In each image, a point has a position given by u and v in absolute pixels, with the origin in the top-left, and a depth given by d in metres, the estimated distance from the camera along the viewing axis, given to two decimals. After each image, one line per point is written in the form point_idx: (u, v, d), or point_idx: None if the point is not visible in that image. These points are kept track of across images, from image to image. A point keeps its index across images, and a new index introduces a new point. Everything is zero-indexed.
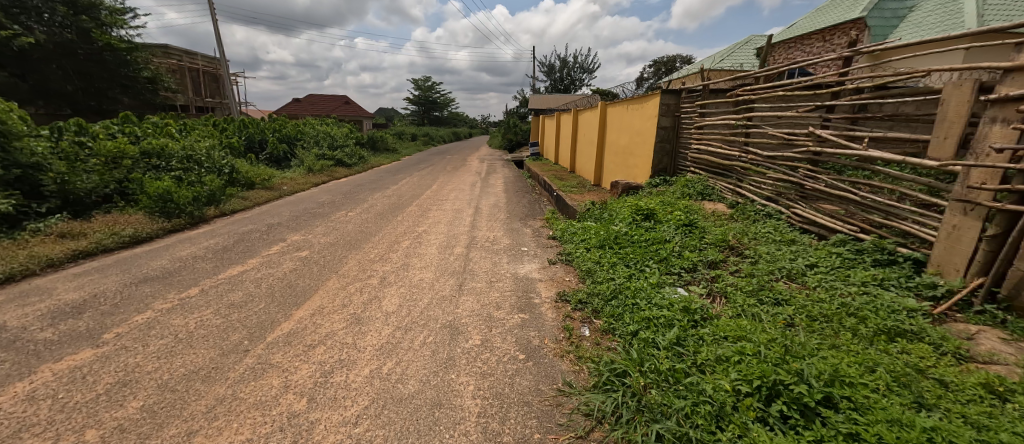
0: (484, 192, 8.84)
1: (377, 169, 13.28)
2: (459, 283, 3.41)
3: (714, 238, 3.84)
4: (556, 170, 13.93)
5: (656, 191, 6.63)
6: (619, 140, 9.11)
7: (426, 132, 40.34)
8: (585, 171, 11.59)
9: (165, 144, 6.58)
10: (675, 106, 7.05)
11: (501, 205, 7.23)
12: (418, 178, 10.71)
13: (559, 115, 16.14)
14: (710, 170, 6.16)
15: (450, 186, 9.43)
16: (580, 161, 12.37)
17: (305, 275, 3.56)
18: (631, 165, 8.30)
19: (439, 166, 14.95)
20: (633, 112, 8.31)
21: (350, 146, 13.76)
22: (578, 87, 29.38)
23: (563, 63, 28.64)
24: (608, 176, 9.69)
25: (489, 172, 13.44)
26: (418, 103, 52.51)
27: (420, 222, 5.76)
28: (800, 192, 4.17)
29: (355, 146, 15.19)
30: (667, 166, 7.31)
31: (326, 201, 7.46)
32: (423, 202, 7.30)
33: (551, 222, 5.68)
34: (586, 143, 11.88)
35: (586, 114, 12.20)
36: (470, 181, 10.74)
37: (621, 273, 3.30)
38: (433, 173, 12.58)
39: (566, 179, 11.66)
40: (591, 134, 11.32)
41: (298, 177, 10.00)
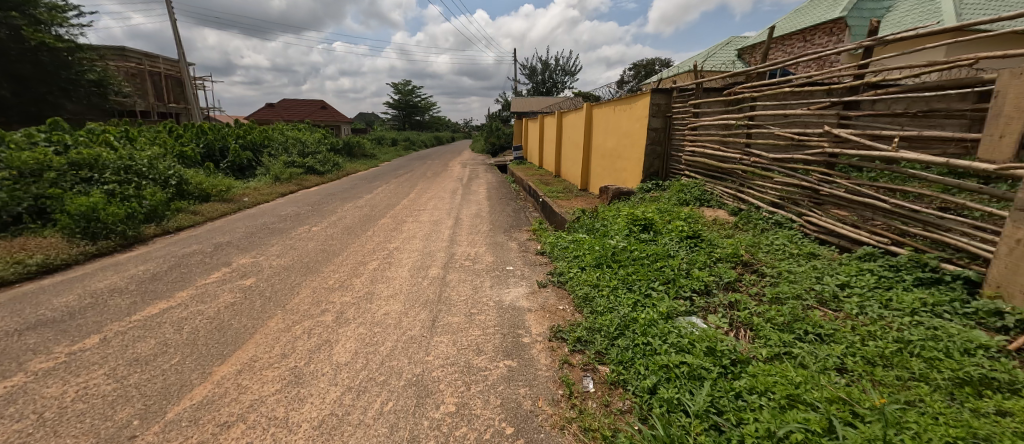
0: (465, 200, 8.28)
1: (353, 176, 12.55)
2: (431, 316, 2.84)
3: (725, 253, 3.35)
4: (540, 174, 13.43)
5: (649, 196, 6.17)
6: (607, 143, 8.66)
7: (406, 137, 39.52)
8: (571, 175, 11.12)
9: (96, 154, 5.86)
10: (666, 106, 6.61)
11: (483, 214, 6.70)
12: (394, 186, 10.05)
13: (543, 118, 15.66)
14: (707, 174, 5.72)
15: (428, 194, 8.83)
16: (566, 165, 11.90)
17: (243, 310, 2.96)
18: (620, 169, 7.84)
19: (419, 172, 14.31)
20: (621, 114, 7.86)
21: (323, 153, 12.99)
22: (560, 90, 29.08)
23: (544, 66, 28.30)
24: (596, 181, 9.22)
25: (471, 177, 12.86)
26: (398, 107, 51.57)
27: (392, 236, 5.17)
28: (813, 197, 3.70)
29: (329, 152, 14.42)
30: (659, 170, 6.86)
31: (290, 213, 6.77)
32: (397, 212, 6.68)
33: (538, 234, 5.15)
34: (571, 147, 11.43)
35: (571, 117, 11.74)
36: (450, 188, 10.16)
37: (624, 300, 2.77)
38: (411, 180, 11.93)
39: (551, 184, 11.17)
40: (577, 138, 10.87)
41: (263, 186, 9.24)
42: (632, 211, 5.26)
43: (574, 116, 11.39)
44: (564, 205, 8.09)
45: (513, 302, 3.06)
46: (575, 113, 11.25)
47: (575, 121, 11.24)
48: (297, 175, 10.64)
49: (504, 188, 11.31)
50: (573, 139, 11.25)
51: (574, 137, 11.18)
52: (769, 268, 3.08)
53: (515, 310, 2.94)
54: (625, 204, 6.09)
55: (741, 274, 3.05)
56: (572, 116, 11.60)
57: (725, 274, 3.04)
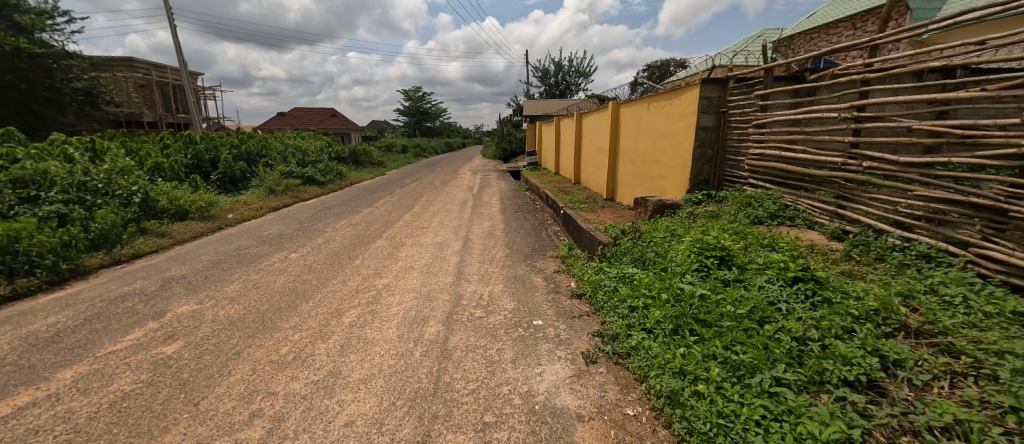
0: (477, 214, 7.21)
1: (355, 186, 11.61)
2: (421, 429, 1.76)
3: (872, 311, 2.24)
4: (558, 182, 12.32)
5: (703, 211, 5.04)
6: (637, 146, 7.55)
7: (417, 144, 38.92)
8: (594, 182, 10.00)
9: (43, 169, 4.97)
10: (720, 100, 5.47)
11: (499, 233, 5.62)
12: (398, 198, 9.08)
13: (559, 121, 14.55)
14: (781, 182, 4.56)
15: (436, 208, 7.81)
16: (587, 172, 10.77)
17: (138, 410, 1.94)
18: (657, 177, 6.70)
19: (427, 181, 13.33)
20: (656, 112, 6.74)
21: (324, 161, 12.10)
22: (574, 92, 28.00)
23: (558, 67, 27.24)
24: (625, 190, 8.09)
25: (482, 186, 11.82)
26: (409, 113, 51.13)
27: (385, 266, 4.13)
28: (990, 221, 2.57)
29: (332, 160, 13.54)
30: (710, 177, 5.72)
31: (274, 233, 5.81)
32: (397, 232, 5.66)
33: (569, 263, 4.05)
34: (592, 152, 10.32)
35: (591, 118, 10.63)
36: (461, 200, 9.11)
37: (749, 407, 1.67)
38: (418, 190, 10.94)
39: (571, 193, 10.05)
40: (599, 141, 9.73)
41: (255, 199, 8.35)
42: (691, 233, 4.14)
43: (595, 117, 10.27)
44: (591, 219, 6.98)
45: (549, 395, 1.97)
46: (596, 113, 10.13)
47: (596, 123, 10.13)
48: (295, 186, 9.74)
49: (520, 198, 10.22)
50: (595, 142, 10.13)
51: (596, 141, 10.06)
52: (961, 341, 1.96)
53: (554, 412, 1.85)
54: (674, 220, 4.97)
55: (920, 352, 1.94)
56: (592, 118, 10.48)
57: (894, 351, 1.93)
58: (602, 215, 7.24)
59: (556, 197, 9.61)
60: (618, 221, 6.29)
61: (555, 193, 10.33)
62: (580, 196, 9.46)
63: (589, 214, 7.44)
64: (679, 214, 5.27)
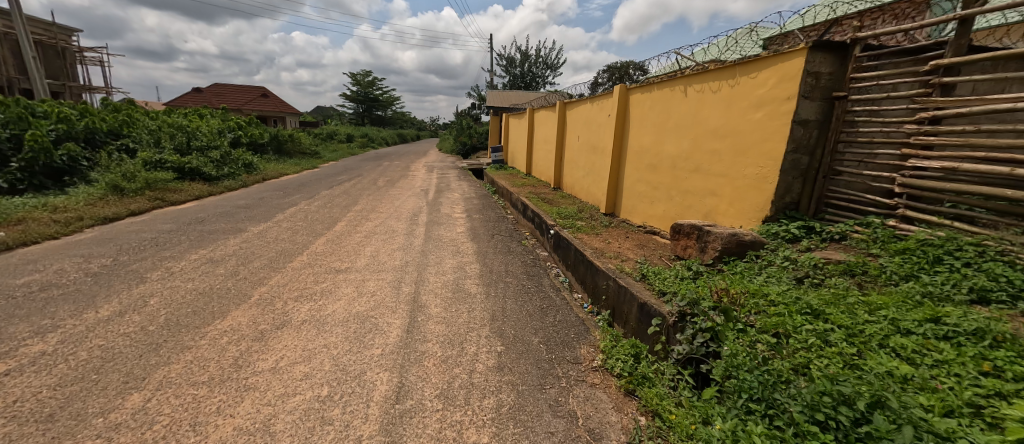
0: (434, 238, 4.75)
1: (267, 183, 8.64)
2: None
3: None
4: (534, 186, 10.09)
5: (826, 263, 3.01)
6: (659, 147, 5.47)
7: (364, 134, 35.23)
8: (586, 189, 7.88)
9: None
10: (833, 80, 3.46)
11: (476, 284, 3.24)
12: (318, 205, 6.38)
13: (531, 113, 12.29)
14: (990, 223, 2.60)
15: (372, 224, 5.27)
16: (572, 177, 8.63)
17: None
18: (700, 193, 4.63)
19: (369, 179, 10.53)
20: (699, 98, 4.67)
21: (225, 148, 8.99)
22: (541, 86, 25.91)
23: (524, 57, 24.97)
24: (636, 206, 6.00)
25: (439, 189, 9.28)
26: (357, 100, 46.76)
27: (200, 420, 1.63)
28: None
29: (239, 148, 10.38)
30: (801, 198, 3.73)
31: (34, 281, 3.02)
32: (286, 283, 3.10)
33: (652, 409, 1.80)
34: (580, 153, 8.19)
35: (578, 109, 8.49)
36: (410, 208, 6.59)
37: None
38: (355, 191, 8.23)
39: (557, 203, 7.83)
40: (592, 138, 7.62)
41: (78, 202, 5.32)
42: (879, 334, 2.08)
43: (585, 108, 8.11)
44: (603, 249, 4.80)
45: None
46: (587, 104, 8.00)
47: (586, 115, 8.03)
48: (164, 181, 6.69)
49: (491, 206, 7.85)
50: (585, 140, 7.98)
51: (586, 138, 7.93)
52: None
53: None
54: (783, 280, 2.90)
55: None
56: (580, 110, 8.36)
57: None
58: (616, 242, 5.07)
59: (540, 209, 7.34)
60: (653, 263, 4.17)
61: (535, 201, 8.07)
62: (571, 208, 7.28)
63: (596, 239, 5.25)
64: (776, 265, 3.20)
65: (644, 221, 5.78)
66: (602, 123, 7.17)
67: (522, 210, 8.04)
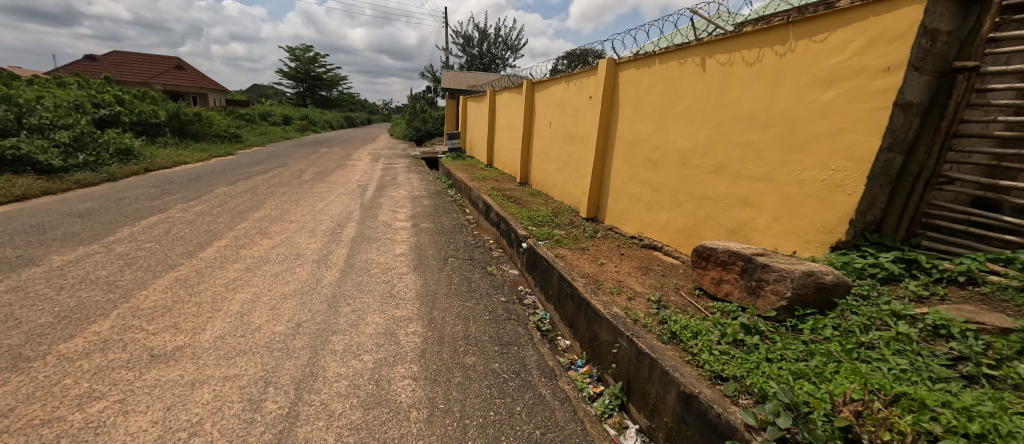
0: (352, 266, 3.28)
1: (146, 181, 6.89)
2: None
3: None
4: (497, 181, 8.68)
5: (978, 332, 1.81)
6: (660, 138, 4.17)
7: (308, 116, 32.22)
8: (561, 186, 6.55)
9: None
10: (950, 44, 2.25)
11: (410, 379, 1.84)
12: (200, 214, 4.72)
13: (494, 95, 10.74)
14: None
15: (268, 244, 3.73)
16: (545, 170, 7.27)
17: None
18: (722, 202, 3.38)
19: (296, 171, 8.84)
20: (721, 73, 3.34)
21: (93, 133, 8.00)
22: (501, 68, 24.27)
23: (484, 36, 23.16)
24: (629, 211, 4.73)
25: (381, 183, 7.73)
26: (300, 79, 42.82)
27: None
28: None
29: (111, 131, 9.05)
30: (887, 215, 2.46)
31: None
32: (8, 408, 1.58)
33: None
34: (555, 144, 6.83)
35: (551, 90, 7.08)
36: (334, 214, 5.05)
37: None
38: (267, 188, 6.54)
39: (526, 205, 6.48)
40: (570, 125, 6.24)
41: None
42: None
43: (559, 89, 6.68)
44: (595, 276, 3.49)
45: None
46: (562, 84, 6.59)
47: (560, 96, 6.62)
48: None
49: (445, 205, 6.42)
50: (561, 127, 6.59)
51: (562, 125, 6.55)
52: None
53: None
54: (933, 371, 1.64)
55: None
56: (554, 90, 6.93)
57: None
58: (611, 264, 3.77)
59: (507, 212, 5.98)
60: (673, 306, 2.84)
61: (498, 202, 6.70)
62: (543, 211, 5.96)
63: (583, 259, 3.94)
64: (890, 330, 1.95)
65: (639, 231, 4.53)
66: (582, 107, 5.80)
67: (485, 213, 6.68)
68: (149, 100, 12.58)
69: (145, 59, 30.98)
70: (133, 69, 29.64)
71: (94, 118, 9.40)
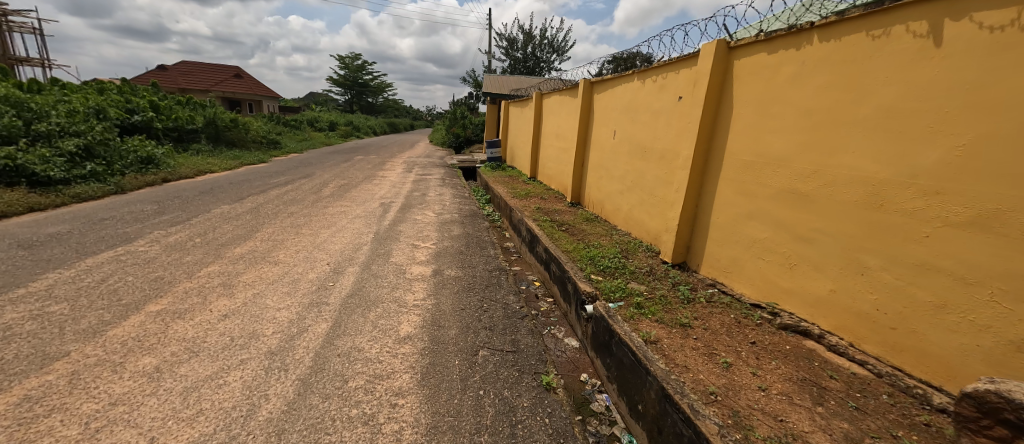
0: (322, 364, 2.03)
1: (151, 195, 6.15)
2: None
3: None
4: (543, 200, 7.34)
5: None
6: (812, 159, 2.62)
7: (352, 121, 32.55)
8: (630, 214, 5.07)
9: None
10: None
11: None
12: (170, 247, 3.71)
13: (540, 98, 9.41)
14: None
15: (221, 308, 2.57)
16: (606, 190, 5.80)
17: None
18: (979, 283, 1.81)
19: (319, 184, 7.93)
20: (987, 47, 1.80)
21: (114, 138, 7.52)
22: (546, 71, 22.94)
23: (528, 37, 21.96)
24: (744, 265, 3.19)
25: (408, 201, 6.60)
26: (347, 86, 43.80)
27: None
28: None
29: (137, 138, 8.57)
30: None
31: None
32: None
33: None
34: (620, 158, 5.35)
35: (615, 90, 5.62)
36: (338, 249, 3.89)
37: None
38: (274, 207, 5.54)
39: (583, 237, 5.07)
40: (643, 136, 4.76)
41: None
42: None
43: (628, 88, 5.22)
44: (726, 397, 2.02)
45: None
46: (632, 82, 5.12)
47: (630, 98, 5.15)
48: None
49: (481, 233, 5.14)
50: (629, 137, 5.11)
51: (631, 134, 5.07)
52: None
53: None
54: None
55: None
56: (620, 89, 5.47)
57: None
58: (742, 365, 2.29)
59: (559, 248, 4.61)
60: None
61: (547, 231, 5.33)
62: (607, 249, 4.52)
63: (690, 349, 2.48)
64: None
65: (765, 298, 2.97)
66: (665, 112, 4.32)
67: (532, 246, 5.36)
68: (188, 106, 12.34)
69: (205, 68, 32.54)
70: (193, 77, 31.07)
71: (123, 123, 9.06)
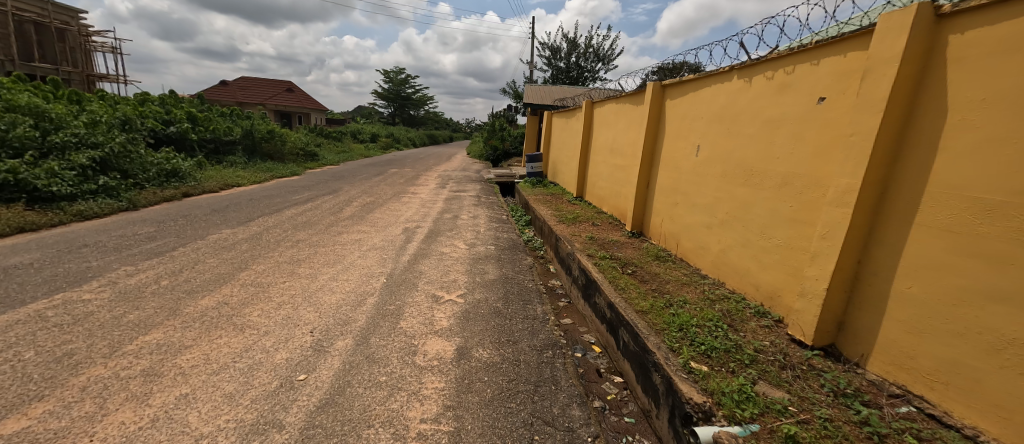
0: None
1: (157, 213, 5.50)
2: None
3: None
4: (597, 228, 6.16)
5: None
6: None
7: (392, 132, 32.76)
8: (726, 260, 3.83)
9: None
10: None
11: None
12: (121, 295, 2.83)
13: (592, 107, 8.27)
14: None
15: (111, 435, 1.58)
16: (684, 222, 4.56)
17: None
18: None
19: (342, 201, 7.12)
20: None
21: (138, 150, 7.03)
22: (590, 81, 21.77)
23: (573, 45, 20.91)
24: (983, 378, 1.90)
25: (437, 226, 5.61)
26: (390, 98, 44.61)
27: None
28: None
29: (167, 149, 8.16)
30: None
31: None
32: None
33: None
34: (710, 182, 4.11)
35: (698, 94, 4.42)
36: (333, 304, 2.88)
37: None
38: (279, 233, 4.69)
39: (658, 286, 3.84)
40: (752, 154, 3.54)
41: None
42: None
43: (722, 92, 3.99)
44: None
45: None
46: (728, 83, 3.91)
47: (726, 104, 3.93)
48: None
49: (524, 275, 4.00)
50: (726, 155, 3.89)
51: (729, 152, 3.85)
52: None
53: None
54: None
55: None
56: (707, 93, 4.26)
57: None
58: None
59: (630, 305, 3.39)
60: None
61: (609, 275, 4.12)
62: (700, 312, 3.26)
63: None
64: None
65: None
66: (794, 122, 3.09)
67: (588, 293, 4.16)
68: (226, 118, 12.14)
69: (258, 81, 33.95)
70: (247, 91, 32.42)
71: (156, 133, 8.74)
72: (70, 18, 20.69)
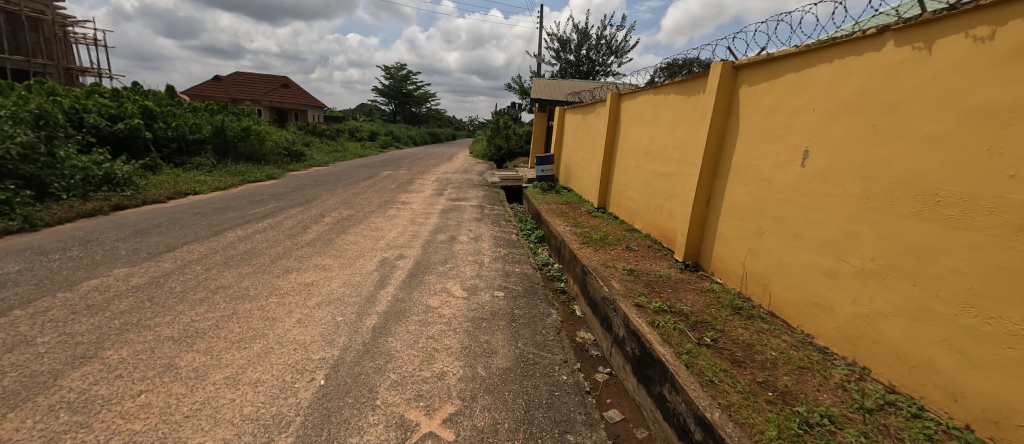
0: None
1: (53, 238, 4.15)
2: None
3: None
4: (635, 255, 4.74)
5: None
6: None
7: (391, 130, 31.45)
8: (875, 334, 2.41)
9: None
10: None
11: None
12: None
13: (619, 101, 6.83)
14: None
15: None
16: (781, 261, 3.13)
17: None
18: None
19: (314, 216, 5.75)
20: None
21: (58, 151, 5.70)
22: (601, 76, 20.29)
23: (584, 37, 19.42)
24: None
25: (427, 255, 4.22)
26: (390, 95, 43.32)
27: None
28: None
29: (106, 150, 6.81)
30: None
31: None
32: None
33: None
34: (837, 206, 2.69)
35: (805, 73, 2.99)
36: None
37: None
38: (198, 274, 3.30)
39: (765, 375, 2.43)
40: (935, 168, 2.12)
41: None
42: None
43: (861, 68, 2.56)
44: None
45: None
46: (873, 52, 2.48)
47: (869, 85, 2.50)
48: None
49: (551, 352, 2.58)
50: (871, 166, 2.46)
51: (879, 161, 2.42)
52: None
53: None
54: None
55: None
56: (827, 71, 2.82)
57: None
58: None
59: (743, 431, 1.95)
60: None
61: (680, 349, 2.68)
62: None
63: None
64: None
65: None
66: None
67: (647, 376, 2.73)
68: (198, 114, 10.81)
69: (253, 77, 32.67)
70: (241, 86, 31.16)
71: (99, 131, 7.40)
72: (48, 9, 19.45)
